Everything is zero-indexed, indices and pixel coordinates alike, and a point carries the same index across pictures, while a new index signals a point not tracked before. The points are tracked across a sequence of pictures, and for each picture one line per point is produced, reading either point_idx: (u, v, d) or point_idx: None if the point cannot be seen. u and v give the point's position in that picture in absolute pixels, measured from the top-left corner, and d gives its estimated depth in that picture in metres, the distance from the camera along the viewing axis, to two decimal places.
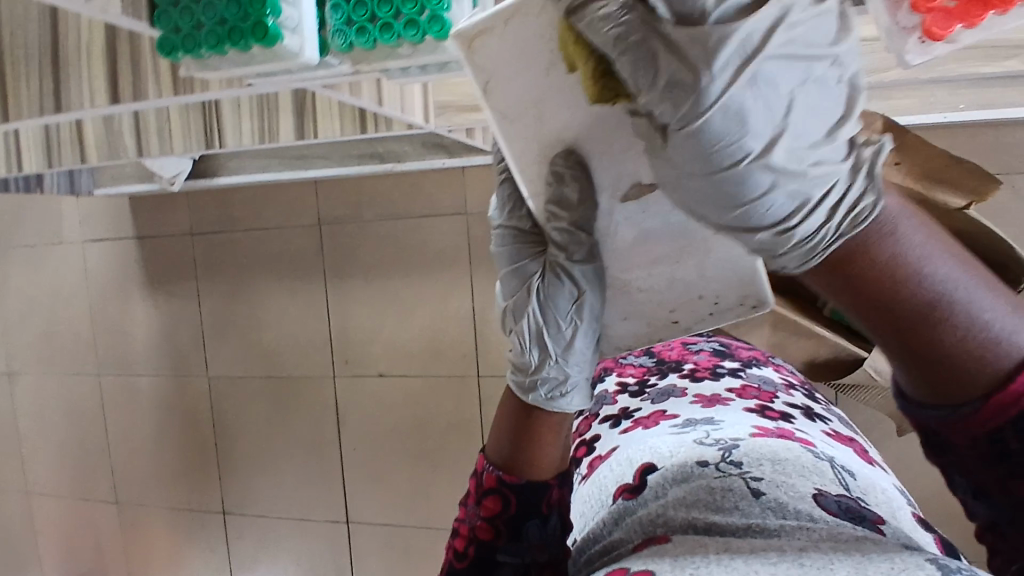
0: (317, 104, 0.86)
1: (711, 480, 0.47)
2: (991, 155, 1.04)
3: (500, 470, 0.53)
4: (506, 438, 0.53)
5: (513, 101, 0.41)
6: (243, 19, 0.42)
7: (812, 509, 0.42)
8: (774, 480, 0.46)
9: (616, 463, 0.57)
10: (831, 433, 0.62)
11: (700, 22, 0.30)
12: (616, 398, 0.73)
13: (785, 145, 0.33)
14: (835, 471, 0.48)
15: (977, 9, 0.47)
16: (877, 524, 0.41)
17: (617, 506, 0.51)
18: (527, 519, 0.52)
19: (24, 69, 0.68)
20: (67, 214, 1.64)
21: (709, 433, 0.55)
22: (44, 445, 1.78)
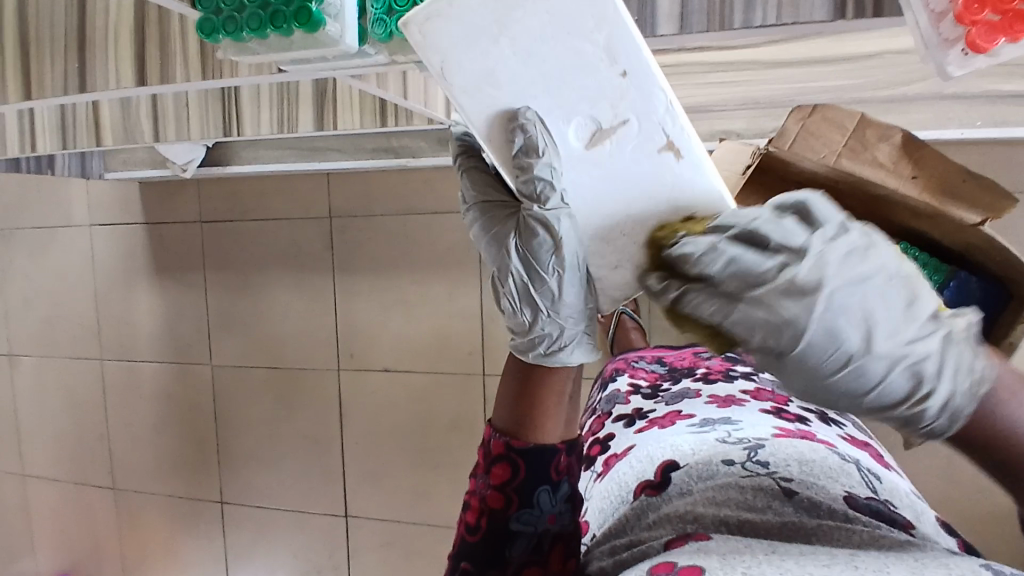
0: (339, 96, 0.86)
1: (739, 480, 0.47)
2: (1005, 172, 1.05)
3: (507, 436, 0.50)
4: (512, 400, 0.51)
5: (472, 82, 0.44)
6: (286, 5, 0.42)
7: (847, 510, 0.42)
8: (804, 481, 0.46)
9: (636, 460, 0.56)
10: (846, 437, 0.62)
11: (770, 262, 0.36)
12: (629, 398, 0.73)
13: (897, 345, 0.34)
14: (861, 474, 0.49)
15: (1023, 23, 0.44)
16: (909, 527, 0.42)
17: (641, 501, 0.50)
18: (537, 486, 0.50)
19: (48, 47, 0.67)
20: (74, 198, 1.64)
21: (730, 433, 0.56)
22: (42, 430, 1.77)
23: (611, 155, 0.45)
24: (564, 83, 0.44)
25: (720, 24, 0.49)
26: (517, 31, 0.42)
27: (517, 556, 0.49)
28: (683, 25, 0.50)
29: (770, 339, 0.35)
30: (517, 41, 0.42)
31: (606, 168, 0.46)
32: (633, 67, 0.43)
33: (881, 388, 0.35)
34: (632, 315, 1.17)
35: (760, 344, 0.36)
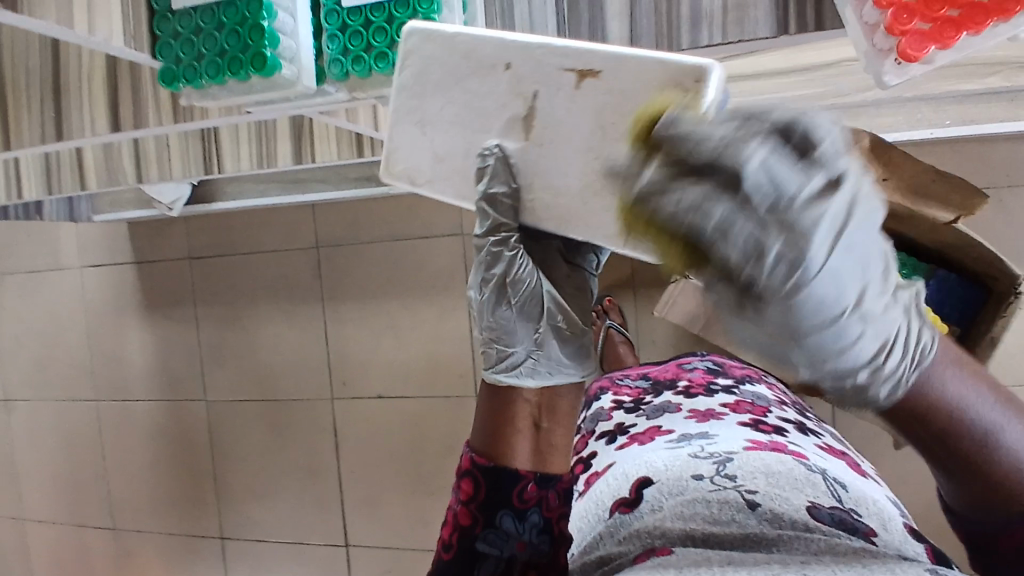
0: (315, 130, 0.87)
1: (707, 494, 0.50)
2: (981, 170, 1.06)
3: (475, 453, 0.52)
4: (484, 419, 0.53)
5: (422, 162, 0.51)
6: (244, 50, 0.46)
7: (807, 520, 0.45)
8: (768, 492, 0.49)
9: (613, 478, 0.58)
10: (823, 446, 0.63)
11: (801, 184, 0.26)
12: (612, 414, 0.73)
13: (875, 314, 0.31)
14: (827, 483, 0.51)
15: (951, 30, 0.50)
16: (869, 535, 0.44)
17: (614, 520, 0.52)
18: (500, 510, 0.50)
19: (24, 97, 0.68)
20: (64, 240, 1.65)
21: (703, 447, 0.57)
22: (39, 472, 1.77)
23: (540, 138, 0.46)
24: (477, 109, 0.47)
25: (669, 43, 0.54)
26: (424, 87, 0.48)
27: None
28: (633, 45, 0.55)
29: (791, 311, 0.28)
30: (427, 98, 0.49)
31: (555, 156, 0.46)
32: (514, 59, 0.45)
33: (853, 351, 0.31)
34: (620, 329, 1.17)
35: (772, 311, 0.28)
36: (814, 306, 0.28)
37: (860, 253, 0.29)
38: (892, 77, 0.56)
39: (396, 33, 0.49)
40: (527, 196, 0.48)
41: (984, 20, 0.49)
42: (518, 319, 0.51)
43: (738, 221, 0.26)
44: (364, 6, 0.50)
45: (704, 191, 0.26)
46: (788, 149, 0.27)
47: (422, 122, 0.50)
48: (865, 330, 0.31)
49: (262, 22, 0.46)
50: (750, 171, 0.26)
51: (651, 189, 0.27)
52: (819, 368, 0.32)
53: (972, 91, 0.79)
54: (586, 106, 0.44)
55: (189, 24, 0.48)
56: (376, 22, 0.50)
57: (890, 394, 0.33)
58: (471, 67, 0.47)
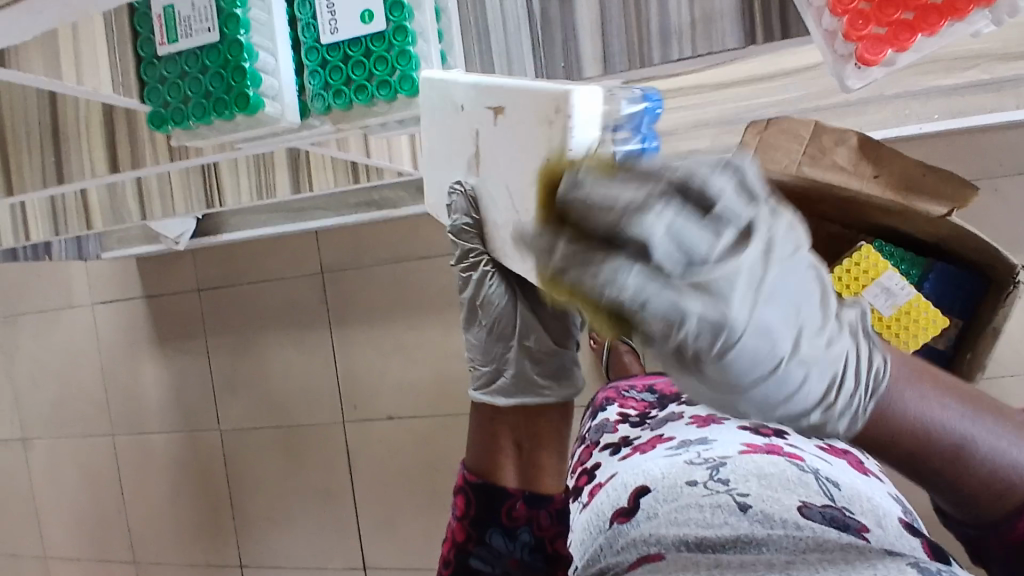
0: (310, 160, 0.89)
1: (699, 498, 0.51)
2: (974, 160, 1.06)
3: (466, 472, 0.56)
4: (475, 445, 0.57)
5: (435, 199, 0.56)
6: (227, 92, 0.48)
7: (797, 519, 0.46)
8: (760, 494, 0.50)
9: (612, 488, 0.58)
10: (824, 446, 0.63)
11: (713, 245, 0.28)
12: (617, 427, 0.74)
13: (820, 344, 0.33)
14: (820, 483, 0.51)
15: (903, 35, 0.54)
16: (860, 531, 0.45)
17: (612, 530, 0.53)
18: (491, 528, 0.54)
19: (25, 147, 0.71)
20: (75, 278, 1.68)
21: (699, 453, 0.58)
22: (60, 508, 1.79)
23: (484, 170, 0.49)
24: (449, 150, 0.52)
25: (640, 61, 0.57)
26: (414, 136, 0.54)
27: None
28: (607, 66, 0.58)
29: (723, 368, 0.31)
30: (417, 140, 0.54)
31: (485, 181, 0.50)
32: (462, 100, 0.49)
33: (802, 393, 0.33)
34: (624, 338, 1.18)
35: (705, 360, 0.30)
36: (741, 364, 0.31)
37: (787, 305, 0.31)
38: (854, 80, 0.59)
39: (374, 66, 0.53)
40: (486, 226, 0.53)
41: (938, 21, 0.53)
42: (492, 339, 0.59)
43: (649, 289, 0.28)
44: (341, 43, 0.54)
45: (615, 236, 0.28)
46: (693, 210, 0.28)
47: (425, 162, 0.55)
48: (803, 378, 0.33)
49: (244, 64, 0.48)
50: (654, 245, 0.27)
51: (565, 250, 0.29)
52: (765, 411, 0.34)
53: (954, 84, 0.80)
54: (505, 142, 0.46)
55: (174, 68, 0.50)
56: (354, 57, 0.53)
57: (848, 428, 0.35)
58: (435, 116, 0.51)
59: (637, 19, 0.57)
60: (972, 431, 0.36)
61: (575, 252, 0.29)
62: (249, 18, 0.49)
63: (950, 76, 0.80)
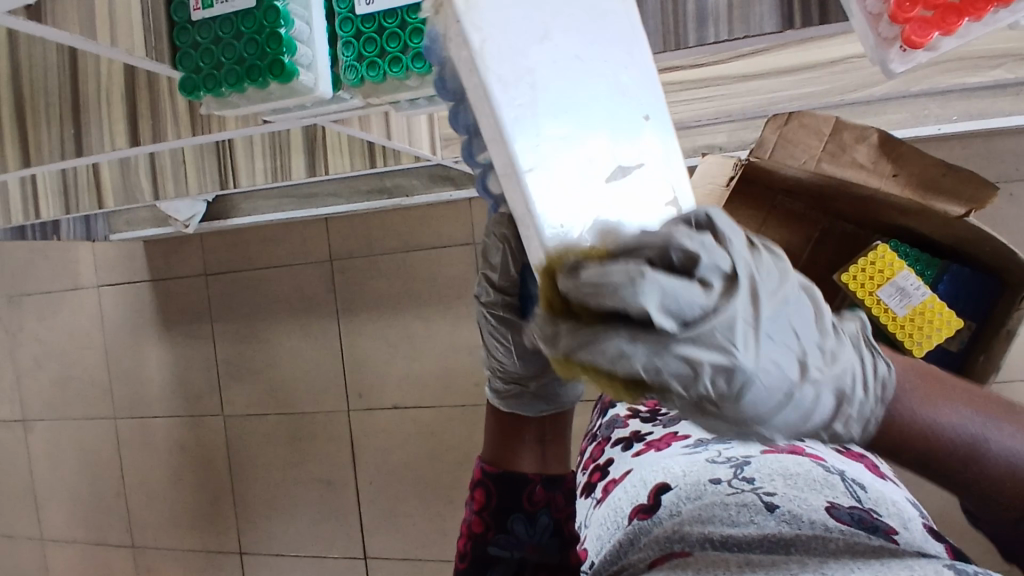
0: (327, 142, 0.88)
1: (724, 497, 0.50)
2: (988, 164, 1.06)
3: (484, 463, 0.59)
4: (491, 436, 0.60)
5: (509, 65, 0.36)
6: (261, 58, 0.45)
7: (825, 520, 0.46)
8: (786, 494, 0.49)
9: (630, 484, 0.58)
10: (842, 449, 0.62)
11: (689, 292, 0.32)
12: (627, 422, 0.71)
13: (825, 363, 0.35)
14: (845, 484, 0.51)
15: (951, 18, 0.51)
16: (890, 533, 0.45)
17: (632, 526, 0.53)
18: (512, 515, 0.56)
19: (44, 115, 0.69)
20: (81, 260, 1.68)
21: (721, 452, 0.57)
22: (59, 491, 1.78)
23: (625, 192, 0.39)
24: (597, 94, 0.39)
25: (675, 43, 0.53)
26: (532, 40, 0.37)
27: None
28: None
29: (730, 392, 0.33)
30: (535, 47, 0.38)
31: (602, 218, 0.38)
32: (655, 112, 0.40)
33: (813, 410, 0.35)
34: None
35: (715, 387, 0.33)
36: (759, 395, 0.33)
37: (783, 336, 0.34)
38: (900, 64, 0.57)
39: (410, 37, 0.47)
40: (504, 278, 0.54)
41: (985, 6, 0.50)
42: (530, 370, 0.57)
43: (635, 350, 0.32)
44: (376, 15, 0.48)
45: (603, 301, 0.32)
46: (666, 271, 0.32)
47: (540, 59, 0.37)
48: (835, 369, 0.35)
49: (280, 30, 0.45)
50: (659, 325, 0.32)
51: (568, 278, 0.33)
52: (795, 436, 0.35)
53: (978, 83, 0.80)
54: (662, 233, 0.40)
55: (209, 35, 0.46)
56: (390, 28, 0.47)
57: (863, 427, 0.35)
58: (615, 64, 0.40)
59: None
60: (978, 431, 0.34)
61: (592, 279, 0.32)
62: None
63: (973, 74, 0.78)
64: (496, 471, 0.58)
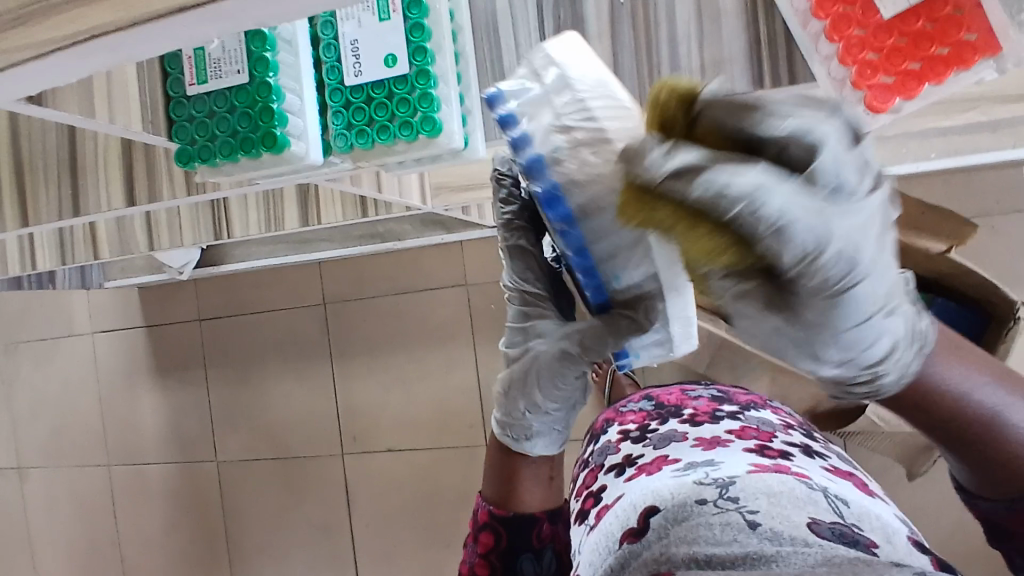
0: (320, 194, 0.90)
1: (709, 517, 0.48)
2: (968, 199, 1.09)
3: (491, 506, 0.62)
4: (495, 480, 0.63)
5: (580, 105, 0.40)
6: (254, 131, 0.47)
7: (806, 535, 0.45)
8: (769, 512, 0.47)
9: (621, 510, 0.55)
10: (829, 467, 0.61)
11: (844, 165, 0.27)
12: (619, 446, 0.70)
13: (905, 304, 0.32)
14: (829, 500, 0.49)
15: (913, 84, 0.49)
16: (870, 547, 0.44)
17: (622, 551, 0.50)
18: (521, 555, 0.60)
19: (42, 177, 0.70)
20: (77, 308, 1.68)
21: (707, 473, 0.54)
22: (52, 541, 1.76)
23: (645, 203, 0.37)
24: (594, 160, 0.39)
25: None
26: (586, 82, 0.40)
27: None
28: None
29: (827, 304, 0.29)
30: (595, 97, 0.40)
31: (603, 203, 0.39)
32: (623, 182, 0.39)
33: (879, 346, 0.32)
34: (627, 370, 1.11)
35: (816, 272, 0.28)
36: (859, 305, 0.29)
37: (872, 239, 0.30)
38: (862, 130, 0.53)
39: (396, 107, 0.49)
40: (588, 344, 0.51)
41: (944, 72, 0.49)
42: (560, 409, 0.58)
43: (783, 209, 0.26)
44: (365, 85, 0.50)
45: (726, 192, 0.26)
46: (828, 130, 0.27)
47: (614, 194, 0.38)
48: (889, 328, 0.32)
49: (272, 104, 0.47)
50: (787, 132, 0.27)
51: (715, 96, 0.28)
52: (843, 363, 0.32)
53: (951, 126, 0.83)
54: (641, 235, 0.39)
55: (203, 107, 0.48)
56: (378, 98, 0.49)
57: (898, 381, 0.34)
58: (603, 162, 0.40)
59: (648, 65, 0.53)
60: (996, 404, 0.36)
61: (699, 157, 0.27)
62: (278, 62, 0.48)
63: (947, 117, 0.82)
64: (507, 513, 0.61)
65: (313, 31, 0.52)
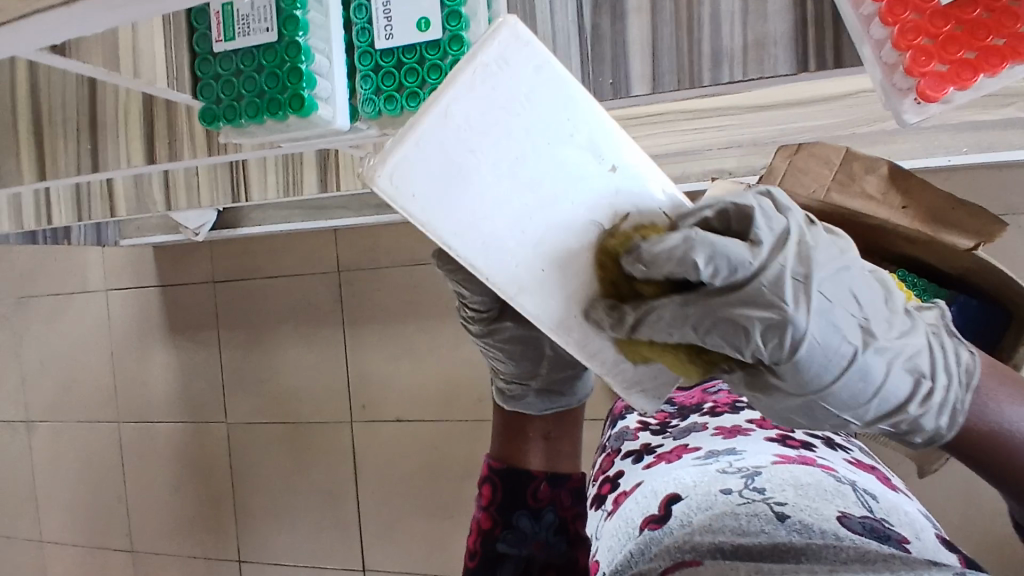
0: (340, 161, 0.89)
1: (735, 508, 0.48)
2: (998, 196, 1.06)
3: (490, 459, 0.63)
4: (497, 439, 0.65)
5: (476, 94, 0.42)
6: (281, 92, 0.46)
7: (837, 530, 0.44)
8: (798, 504, 0.47)
9: (641, 495, 0.55)
10: (852, 460, 0.61)
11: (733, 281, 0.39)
12: (637, 435, 0.69)
13: (889, 333, 0.40)
14: (855, 495, 0.50)
15: (966, 74, 0.47)
16: (901, 542, 0.44)
17: (644, 537, 0.50)
18: (517, 511, 0.60)
19: (62, 131, 0.70)
20: (90, 264, 1.69)
21: (731, 462, 0.55)
22: (62, 493, 1.79)
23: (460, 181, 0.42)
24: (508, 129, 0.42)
25: (689, 82, 0.51)
26: (512, 99, 0.42)
27: (507, 575, 0.58)
28: (654, 85, 0.52)
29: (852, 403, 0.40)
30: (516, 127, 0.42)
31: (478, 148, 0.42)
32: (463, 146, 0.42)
33: (886, 389, 0.40)
34: None
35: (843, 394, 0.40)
36: (822, 353, 0.39)
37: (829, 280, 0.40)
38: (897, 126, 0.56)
39: (428, 73, 0.47)
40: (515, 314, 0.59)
41: (999, 63, 0.47)
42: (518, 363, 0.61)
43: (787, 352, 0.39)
44: (396, 49, 0.48)
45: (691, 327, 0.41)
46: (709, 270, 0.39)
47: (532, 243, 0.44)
48: (891, 372, 0.39)
49: (301, 65, 0.46)
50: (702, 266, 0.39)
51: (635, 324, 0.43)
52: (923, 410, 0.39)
53: (990, 119, 0.81)
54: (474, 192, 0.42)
55: (230, 66, 0.48)
56: (409, 63, 0.48)
57: (948, 420, 0.39)
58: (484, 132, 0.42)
59: (688, 42, 0.51)
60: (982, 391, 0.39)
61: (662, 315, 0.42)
62: (308, 20, 0.46)
63: (986, 110, 0.80)
64: (502, 466, 0.62)
65: None
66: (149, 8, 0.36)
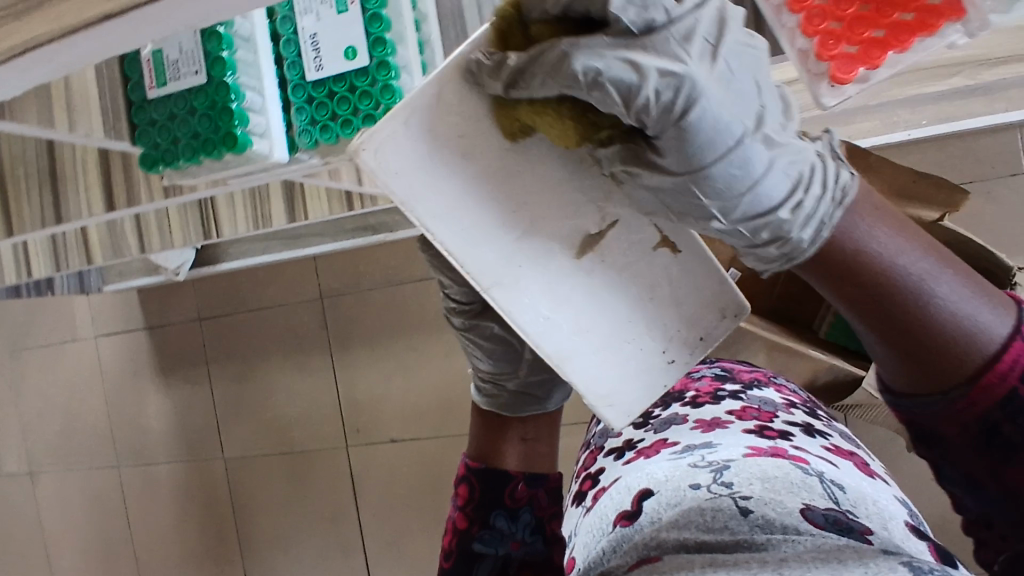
0: (305, 189, 0.90)
1: (701, 503, 0.48)
2: (962, 166, 1.07)
3: (468, 459, 0.64)
4: (474, 442, 0.66)
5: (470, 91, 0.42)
6: (215, 131, 0.47)
7: (797, 523, 0.44)
8: (762, 498, 0.47)
9: (617, 492, 0.56)
10: (830, 447, 0.61)
11: None
12: (621, 429, 0.70)
13: None
14: (824, 486, 0.49)
15: None
16: (864, 534, 0.44)
17: (615, 534, 0.51)
18: (494, 511, 0.60)
19: (24, 185, 0.71)
20: (78, 312, 1.70)
21: (704, 456, 0.55)
22: (68, 542, 1.79)
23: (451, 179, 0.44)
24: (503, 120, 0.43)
25: None
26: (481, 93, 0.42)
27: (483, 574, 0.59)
28: None
29: None
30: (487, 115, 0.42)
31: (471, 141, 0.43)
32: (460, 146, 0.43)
33: None
34: None
35: None
36: None
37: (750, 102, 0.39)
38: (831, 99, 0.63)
39: (359, 100, 0.48)
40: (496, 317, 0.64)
41: None
42: (500, 360, 0.64)
43: None
44: (327, 79, 0.49)
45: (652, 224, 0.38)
46: None
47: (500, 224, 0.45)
48: None
49: (232, 104, 0.46)
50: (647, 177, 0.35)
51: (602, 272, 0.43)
52: None
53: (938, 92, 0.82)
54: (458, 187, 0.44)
55: (165, 111, 0.49)
56: (340, 92, 0.49)
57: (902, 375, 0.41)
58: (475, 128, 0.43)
59: None
60: (928, 269, 0.39)
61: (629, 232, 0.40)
62: (236, 59, 0.48)
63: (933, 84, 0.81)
64: (480, 466, 0.62)
65: (273, 26, 0.51)
66: (56, 69, 0.36)
